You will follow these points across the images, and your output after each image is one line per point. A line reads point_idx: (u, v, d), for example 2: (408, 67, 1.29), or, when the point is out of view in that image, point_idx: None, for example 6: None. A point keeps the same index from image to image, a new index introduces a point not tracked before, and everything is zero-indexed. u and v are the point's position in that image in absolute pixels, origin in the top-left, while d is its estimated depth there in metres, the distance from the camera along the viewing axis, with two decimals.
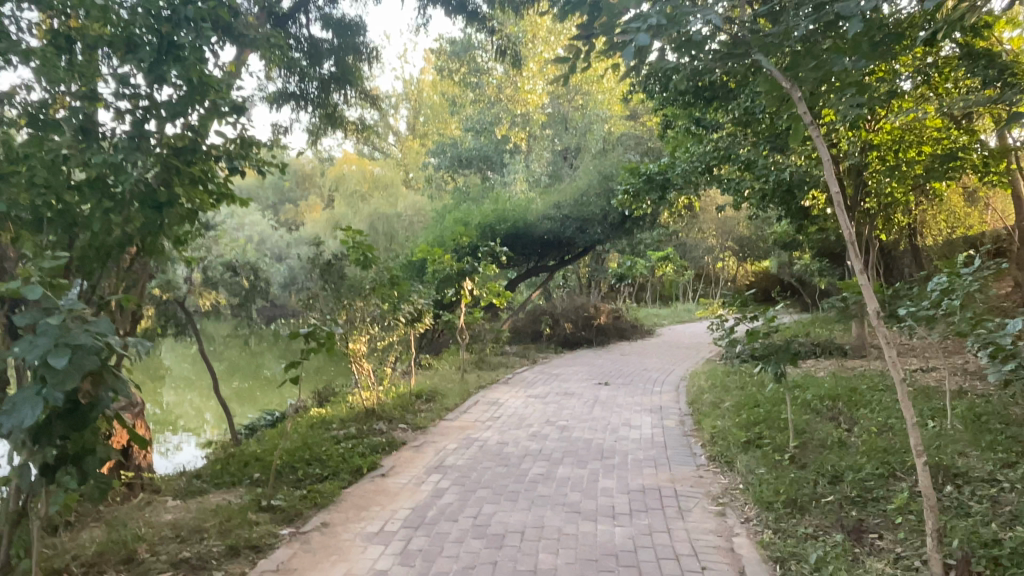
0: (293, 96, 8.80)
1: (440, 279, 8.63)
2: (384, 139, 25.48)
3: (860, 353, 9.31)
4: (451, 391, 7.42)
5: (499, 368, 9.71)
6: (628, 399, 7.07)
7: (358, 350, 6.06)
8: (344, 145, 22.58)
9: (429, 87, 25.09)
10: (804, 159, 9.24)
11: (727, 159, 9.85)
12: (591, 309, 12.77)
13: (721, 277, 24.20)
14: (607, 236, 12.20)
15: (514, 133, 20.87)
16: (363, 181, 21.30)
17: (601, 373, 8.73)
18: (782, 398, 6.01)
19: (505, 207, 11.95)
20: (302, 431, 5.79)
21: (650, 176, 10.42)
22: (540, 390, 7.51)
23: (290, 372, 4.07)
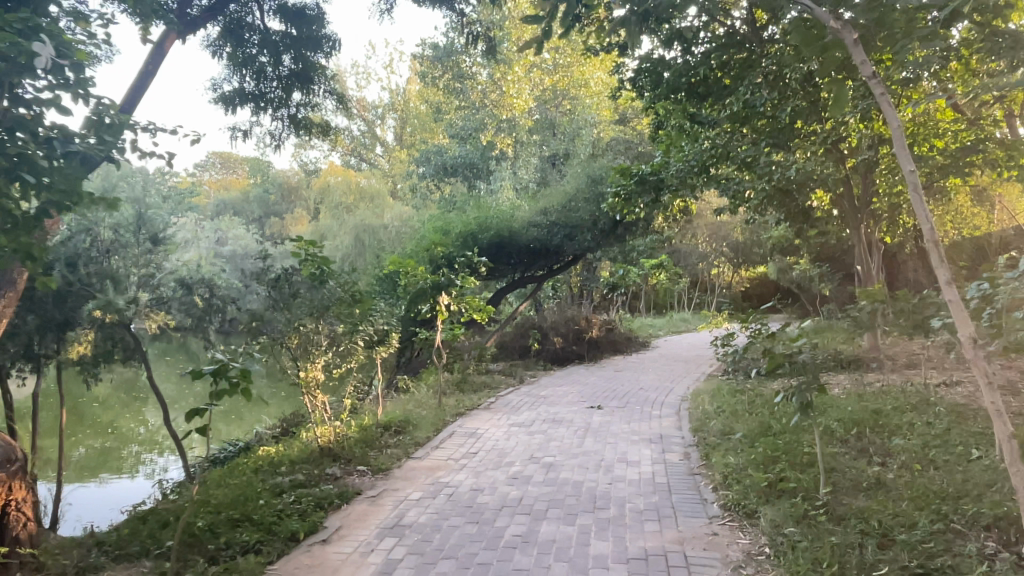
0: (252, 97, 7.46)
1: (411, 293, 7.90)
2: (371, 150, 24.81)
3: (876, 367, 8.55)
4: (426, 420, 6.61)
5: (483, 389, 8.90)
6: (623, 426, 6.27)
7: (311, 379, 5.35)
8: (327, 156, 21.81)
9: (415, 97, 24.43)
10: (809, 155, 8.54)
11: (723, 158, 8.97)
12: (582, 322, 11.99)
13: (717, 284, 23.52)
14: (598, 243, 11.46)
15: (500, 139, 20.23)
16: (349, 192, 20.46)
17: (593, 394, 7.90)
18: (800, 426, 5.21)
19: (488, 213, 11.16)
20: (244, 478, 4.94)
21: (643, 177, 9.46)
22: (526, 417, 6.70)
23: (191, 423, 3.08)
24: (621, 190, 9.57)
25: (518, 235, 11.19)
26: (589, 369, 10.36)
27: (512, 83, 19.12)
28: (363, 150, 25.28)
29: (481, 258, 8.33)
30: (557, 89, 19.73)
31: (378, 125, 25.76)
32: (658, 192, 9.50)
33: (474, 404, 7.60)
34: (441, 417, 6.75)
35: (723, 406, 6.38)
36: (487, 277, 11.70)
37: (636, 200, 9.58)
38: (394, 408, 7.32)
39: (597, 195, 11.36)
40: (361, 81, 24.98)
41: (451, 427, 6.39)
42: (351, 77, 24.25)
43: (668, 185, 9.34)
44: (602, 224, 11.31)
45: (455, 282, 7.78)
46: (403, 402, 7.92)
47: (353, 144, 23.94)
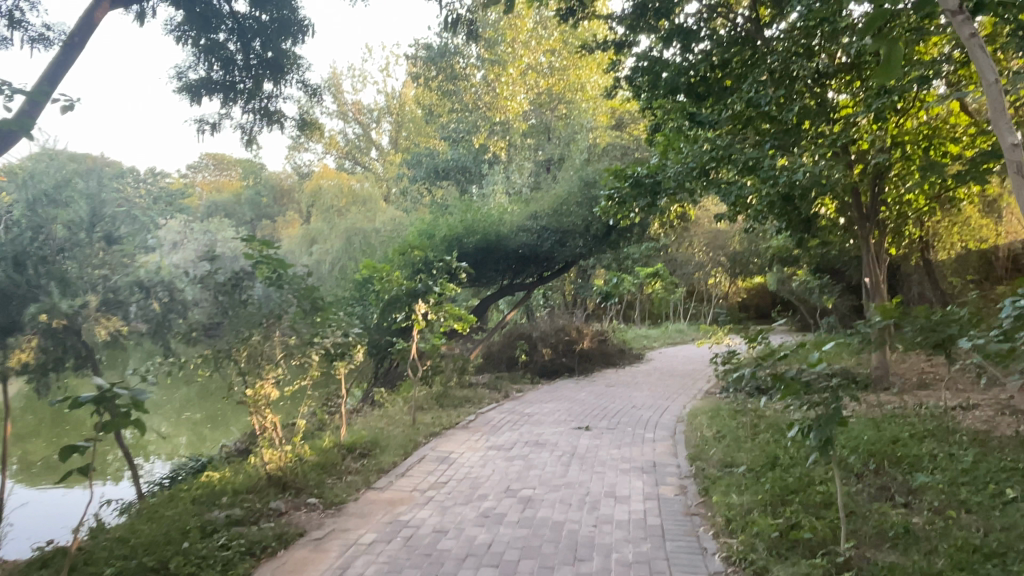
0: (219, 89, 5.39)
1: (387, 302, 7.47)
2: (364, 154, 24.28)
3: (883, 387, 7.99)
4: (395, 441, 6.01)
5: (464, 405, 8.29)
6: (612, 451, 5.68)
7: (260, 397, 4.64)
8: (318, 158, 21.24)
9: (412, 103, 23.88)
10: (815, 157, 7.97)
11: (720, 161, 8.14)
12: (573, 332, 11.39)
13: (713, 295, 22.99)
14: (590, 249, 10.90)
15: (493, 143, 19.72)
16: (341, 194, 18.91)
17: (580, 413, 7.30)
18: (809, 458, 4.63)
19: (475, 216, 10.57)
20: (176, 511, 4.32)
21: (639, 178, 8.77)
22: (505, 439, 6.11)
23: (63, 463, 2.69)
24: (615, 192, 8.92)
25: (506, 240, 10.58)
26: (578, 382, 9.76)
27: (504, 86, 18.68)
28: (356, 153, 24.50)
29: (461, 263, 7.75)
30: (553, 92, 19.39)
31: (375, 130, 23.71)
32: (654, 196, 8.75)
33: (451, 421, 7.01)
34: (413, 437, 6.13)
35: (723, 431, 5.79)
36: (473, 283, 11.08)
37: (631, 204, 8.93)
38: (363, 428, 6.69)
39: (590, 198, 10.79)
40: (356, 84, 24.51)
41: (422, 450, 5.77)
42: (345, 80, 23.79)
43: (665, 188, 8.61)
44: (595, 230, 10.74)
45: (432, 289, 7.28)
46: (374, 419, 7.30)
47: (344, 146, 23.43)
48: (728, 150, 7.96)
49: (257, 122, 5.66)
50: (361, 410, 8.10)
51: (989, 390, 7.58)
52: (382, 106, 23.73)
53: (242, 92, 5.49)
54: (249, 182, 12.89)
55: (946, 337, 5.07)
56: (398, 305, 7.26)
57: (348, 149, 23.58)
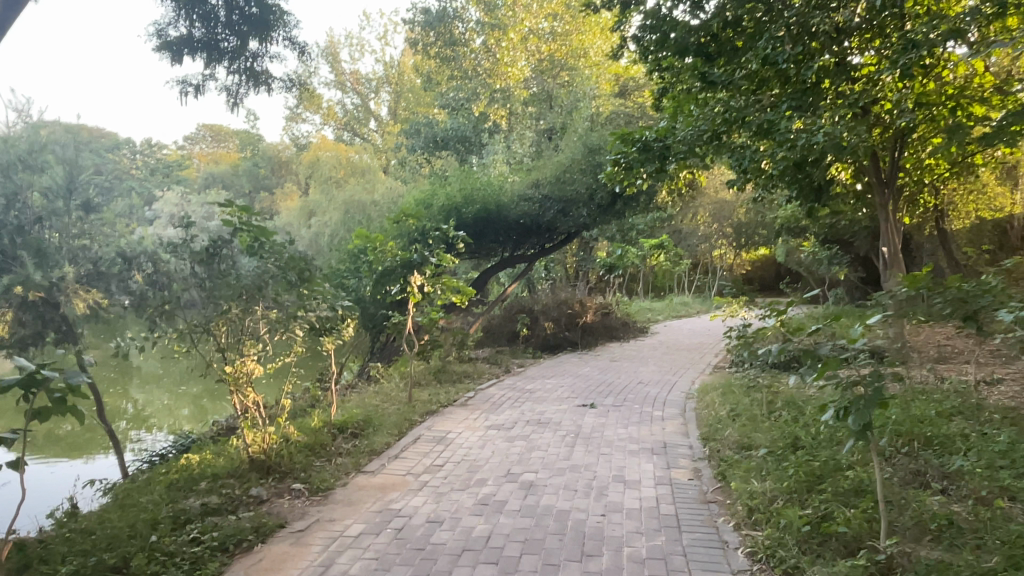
0: (199, 48, 4.50)
1: (381, 274, 7.09)
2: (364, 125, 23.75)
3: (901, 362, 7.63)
4: (389, 419, 5.67)
5: (463, 381, 7.95)
6: (619, 431, 5.34)
7: (240, 375, 4.25)
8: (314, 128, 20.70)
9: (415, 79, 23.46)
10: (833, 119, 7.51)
11: (733, 124, 7.70)
12: (576, 305, 11.02)
13: (719, 268, 22.60)
14: (594, 219, 10.48)
15: (493, 110, 19.16)
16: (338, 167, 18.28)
17: (585, 389, 6.96)
18: (835, 441, 4.28)
19: (474, 185, 10.14)
20: (150, 499, 3.99)
21: (647, 142, 8.24)
22: (505, 417, 5.77)
23: None
24: (621, 156, 8.38)
25: (507, 209, 10.17)
26: (582, 357, 9.41)
27: (506, 51, 18.84)
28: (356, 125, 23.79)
29: (459, 232, 7.36)
30: (555, 57, 18.75)
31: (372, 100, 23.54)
32: (663, 162, 8.22)
33: (449, 398, 6.67)
34: (408, 416, 5.80)
35: (738, 409, 5.45)
36: (473, 254, 10.69)
37: (639, 169, 8.40)
38: (356, 407, 6.35)
39: (594, 165, 10.33)
40: (354, 53, 23.88)
41: (417, 430, 5.43)
42: (344, 49, 23.14)
43: (674, 153, 8.13)
44: (599, 199, 10.31)
45: (429, 260, 6.90)
46: (369, 396, 6.96)
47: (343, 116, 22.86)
48: (742, 112, 7.53)
49: (243, 85, 4.67)
50: (355, 387, 7.76)
51: (1015, 365, 7.21)
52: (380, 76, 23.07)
53: (223, 51, 4.55)
54: (245, 152, 11.70)
55: (982, 309, 4.69)
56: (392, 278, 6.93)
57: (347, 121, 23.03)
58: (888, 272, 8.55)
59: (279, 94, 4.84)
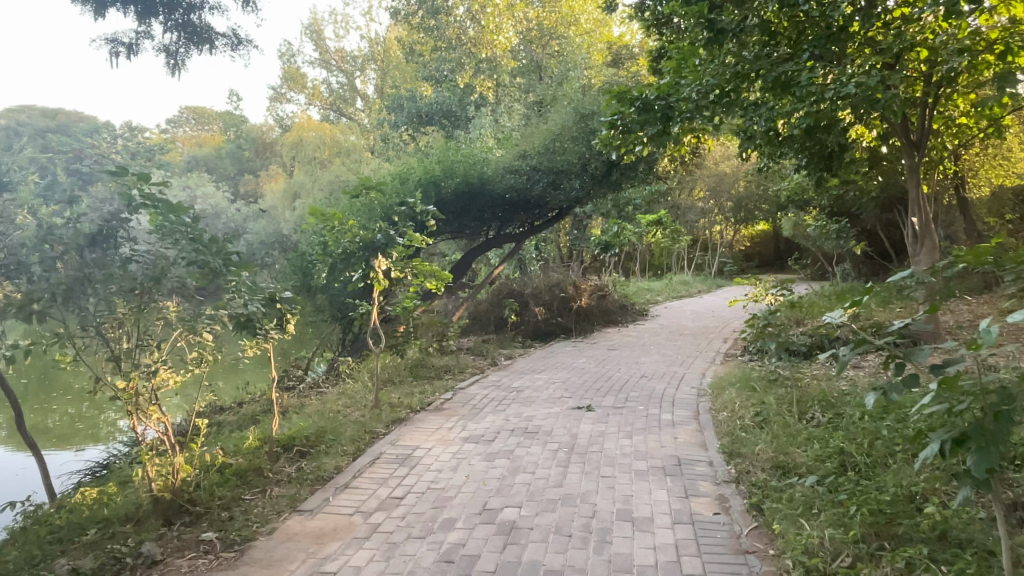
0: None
1: (342, 257, 6.12)
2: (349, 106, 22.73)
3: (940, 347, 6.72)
4: (345, 432, 4.73)
5: (442, 377, 7.01)
6: (622, 442, 4.42)
7: (131, 390, 3.30)
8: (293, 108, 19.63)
9: (396, 42, 21.08)
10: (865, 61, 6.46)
11: (744, 79, 6.70)
12: (570, 288, 10.08)
13: (719, 245, 21.67)
14: (588, 191, 9.52)
15: (478, 81, 18.06)
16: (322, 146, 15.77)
17: (580, 387, 6.04)
18: (898, 466, 3.38)
19: (455, 155, 9.13)
20: (13, 558, 3.04)
21: (647, 100, 7.08)
22: (485, 426, 4.85)
23: None
24: (616, 117, 7.30)
25: (491, 182, 9.20)
26: (576, 346, 8.48)
27: (491, 18, 17.99)
28: (341, 104, 22.64)
29: (432, 207, 6.39)
30: (543, 26, 18.02)
31: (359, 78, 22.42)
32: (665, 121, 7.11)
33: (422, 400, 5.73)
34: (370, 427, 4.87)
35: (764, 414, 4.53)
36: (455, 233, 9.71)
37: (638, 132, 7.26)
38: (312, 417, 5.41)
39: (587, 132, 9.36)
40: (339, 31, 22.91)
41: (378, 445, 4.49)
42: (326, 24, 22.07)
43: (679, 112, 6.99)
44: (593, 169, 9.33)
45: (395, 240, 5.94)
46: (331, 400, 6.03)
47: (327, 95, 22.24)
48: (756, 64, 6.52)
49: (182, 43, 3.96)
50: (320, 389, 6.82)
51: None
52: (366, 54, 22.00)
53: (158, 4, 3.82)
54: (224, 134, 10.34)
55: None
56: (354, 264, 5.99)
57: (332, 100, 21.99)
58: (917, 246, 7.63)
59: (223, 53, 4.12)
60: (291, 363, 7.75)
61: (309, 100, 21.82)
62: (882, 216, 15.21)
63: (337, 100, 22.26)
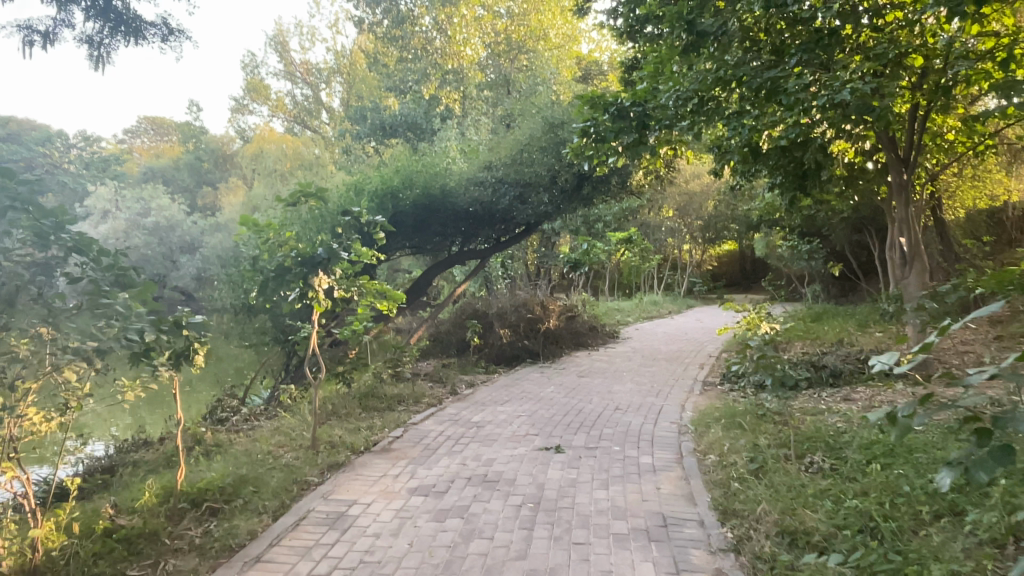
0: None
1: (277, 275, 5.37)
2: (317, 119, 22.19)
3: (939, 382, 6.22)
4: (270, 483, 4.01)
5: (394, 408, 6.28)
6: (597, 495, 3.77)
7: None
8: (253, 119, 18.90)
9: (362, 54, 20.59)
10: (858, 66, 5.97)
11: (726, 86, 6.19)
12: (537, 309, 9.44)
13: (688, 264, 21.34)
14: (557, 207, 8.93)
15: (445, 93, 17.48)
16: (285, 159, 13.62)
17: (548, 422, 5.38)
18: (933, 539, 2.81)
19: (414, 164, 8.49)
20: None
21: (622, 107, 6.53)
22: (436, 473, 4.16)
23: None
24: (589, 123, 6.69)
25: (453, 195, 8.56)
26: (543, 372, 7.83)
27: (457, 28, 17.40)
28: (306, 117, 22.07)
29: (382, 219, 5.71)
30: (512, 39, 17.53)
31: (326, 91, 21.88)
32: (642, 130, 6.56)
33: (368, 439, 5.01)
34: (301, 476, 4.14)
35: (760, 460, 3.94)
36: (416, 249, 9.03)
37: (612, 141, 6.69)
38: (238, 462, 4.65)
39: (557, 143, 8.80)
40: (305, 42, 22.41)
41: (308, 500, 3.78)
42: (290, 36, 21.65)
43: (657, 119, 6.45)
44: (563, 182, 8.75)
45: (340, 256, 5.24)
46: (264, 438, 5.28)
47: (292, 107, 21.77)
48: (739, 70, 6.01)
49: (110, 33, 4.05)
50: (254, 423, 6.05)
51: None
52: (331, 66, 21.44)
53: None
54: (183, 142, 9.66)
55: None
56: (289, 283, 5.24)
57: (296, 112, 21.42)
58: (906, 268, 7.22)
59: (154, 45, 4.25)
60: (226, 392, 6.96)
61: (271, 111, 21.21)
62: (852, 237, 14.97)
63: (302, 112, 21.80)
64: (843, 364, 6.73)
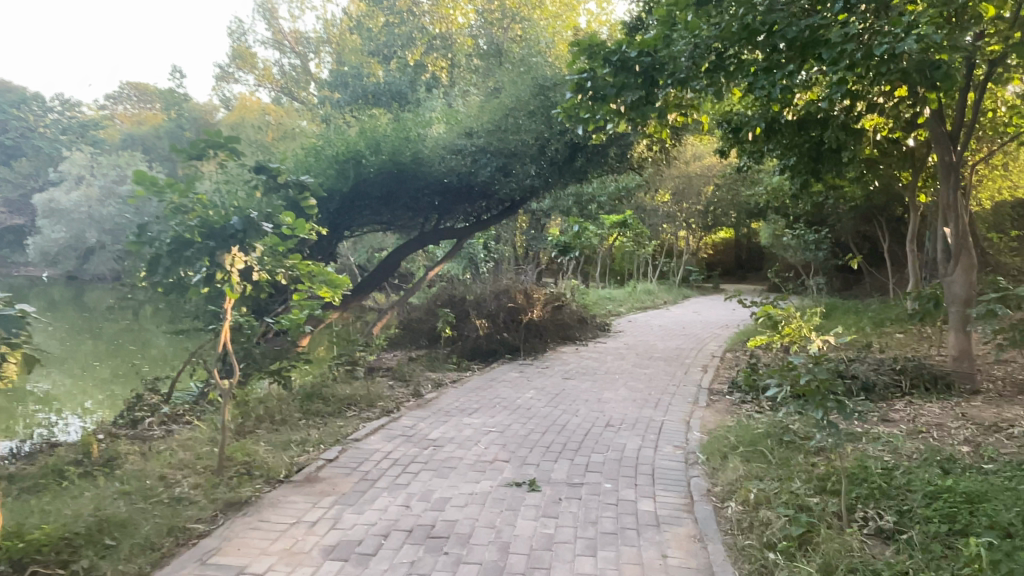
0: None
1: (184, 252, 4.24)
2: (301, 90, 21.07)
3: (994, 404, 5.19)
4: (137, 531, 2.96)
5: (339, 415, 5.20)
6: (584, 565, 2.72)
7: None
8: (229, 86, 17.82)
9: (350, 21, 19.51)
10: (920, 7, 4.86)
11: (753, 37, 5.07)
12: (520, 297, 8.35)
13: (684, 251, 20.38)
14: (545, 180, 7.79)
15: (432, 61, 16.43)
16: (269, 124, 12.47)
17: (522, 443, 4.31)
18: None
19: (382, 128, 7.39)
20: None
21: (626, 59, 5.43)
22: (368, 522, 3.10)
23: None
24: (585, 75, 5.56)
25: (425, 164, 7.46)
26: (523, 372, 6.76)
27: None
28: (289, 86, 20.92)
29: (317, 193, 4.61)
30: (505, 7, 15.57)
31: (313, 61, 20.81)
32: (650, 87, 5.49)
33: (291, 463, 3.94)
34: (185, 522, 3.08)
35: (805, 521, 2.89)
36: (384, 224, 7.97)
37: (613, 100, 5.56)
38: (116, 491, 3.58)
39: (547, 107, 7.66)
40: (295, 10, 21.23)
41: (179, 567, 2.72)
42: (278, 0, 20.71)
43: (668, 74, 5.36)
44: (552, 152, 7.58)
45: (264, 230, 4.14)
46: (165, 455, 4.21)
47: (280, 78, 20.72)
48: (771, 16, 4.89)
49: None
50: (168, 430, 4.99)
51: None
52: (321, 36, 20.34)
53: None
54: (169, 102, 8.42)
55: None
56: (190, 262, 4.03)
57: (284, 83, 20.34)
58: (950, 263, 6.04)
59: None
60: (146, 386, 5.88)
61: (258, 81, 20.19)
62: (861, 227, 13.93)
63: (290, 82, 20.64)
64: (876, 375, 5.71)
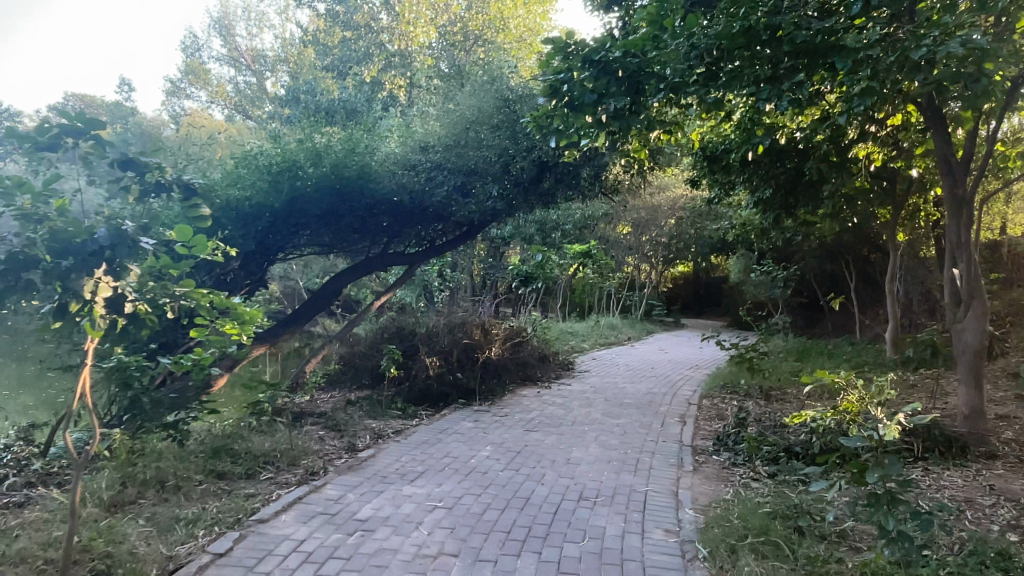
0: None
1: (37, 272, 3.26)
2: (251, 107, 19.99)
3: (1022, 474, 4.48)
4: None
5: (250, 480, 4.20)
6: None
7: None
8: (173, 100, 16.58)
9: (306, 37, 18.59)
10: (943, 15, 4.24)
11: (754, 44, 4.40)
12: (477, 332, 7.45)
13: (647, 285, 19.79)
14: (508, 203, 6.97)
15: (390, 79, 15.50)
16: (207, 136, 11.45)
17: (476, 527, 3.40)
18: None
19: (329, 137, 6.60)
20: None
21: (608, 62, 4.77)
22: None
23: None
24: (561, 78, 4.87)
25: (374, 179, 6.62)
26: (478, 422, 5.83)
27: (408, 6, 15.42)
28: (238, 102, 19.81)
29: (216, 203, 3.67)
30: (468, 29, 14.87)
31: (269, 79, 19.77)
32: (636, 94, 4.88)
33: (167, 559, 2.95)
34: None
35: None
36: (326, 246, 7.04)
37: (594, 108, 4.87)
38: None
39: (513, 121, 6.93)
40: (252, 27, 20.23)
41: None
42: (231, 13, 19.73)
43: (658, 78, 4.72)
44: (517, 171, 6.76)
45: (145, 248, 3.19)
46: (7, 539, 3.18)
47: (233, 96, 19.53)
48: (777, 17, 4.20)
49: None
50: (30, 498, 3.93)
51: None
52: (278, 55, 19.32)
53: None
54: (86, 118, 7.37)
55: None
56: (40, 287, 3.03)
57: (238, 100, 19.13)
58: (958, 310, 5.39)
59: None
60: (17, 435, 4.76)
61: (210, 97, 18.90)
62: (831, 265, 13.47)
63: (242, 99, 19.49)
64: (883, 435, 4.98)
